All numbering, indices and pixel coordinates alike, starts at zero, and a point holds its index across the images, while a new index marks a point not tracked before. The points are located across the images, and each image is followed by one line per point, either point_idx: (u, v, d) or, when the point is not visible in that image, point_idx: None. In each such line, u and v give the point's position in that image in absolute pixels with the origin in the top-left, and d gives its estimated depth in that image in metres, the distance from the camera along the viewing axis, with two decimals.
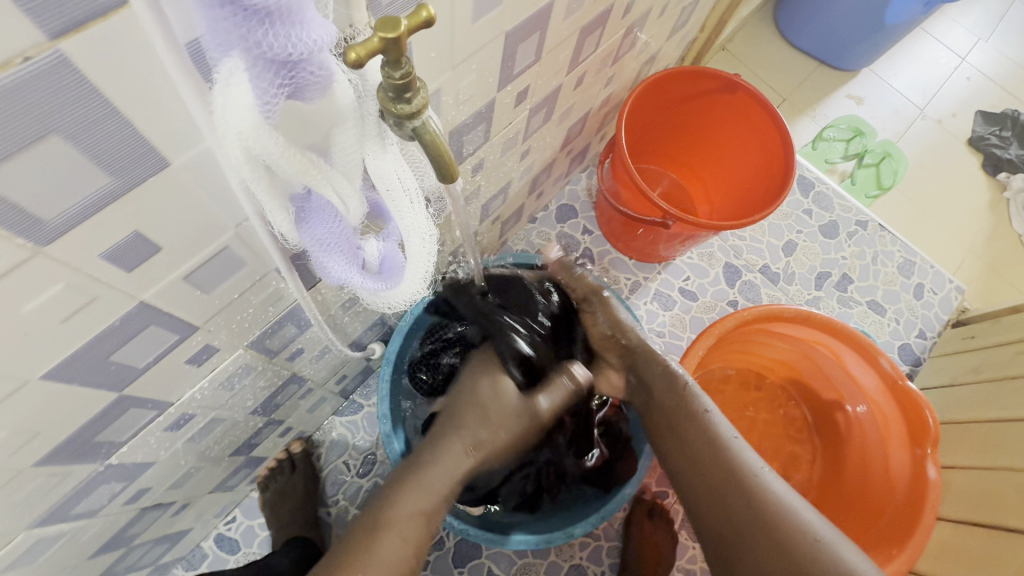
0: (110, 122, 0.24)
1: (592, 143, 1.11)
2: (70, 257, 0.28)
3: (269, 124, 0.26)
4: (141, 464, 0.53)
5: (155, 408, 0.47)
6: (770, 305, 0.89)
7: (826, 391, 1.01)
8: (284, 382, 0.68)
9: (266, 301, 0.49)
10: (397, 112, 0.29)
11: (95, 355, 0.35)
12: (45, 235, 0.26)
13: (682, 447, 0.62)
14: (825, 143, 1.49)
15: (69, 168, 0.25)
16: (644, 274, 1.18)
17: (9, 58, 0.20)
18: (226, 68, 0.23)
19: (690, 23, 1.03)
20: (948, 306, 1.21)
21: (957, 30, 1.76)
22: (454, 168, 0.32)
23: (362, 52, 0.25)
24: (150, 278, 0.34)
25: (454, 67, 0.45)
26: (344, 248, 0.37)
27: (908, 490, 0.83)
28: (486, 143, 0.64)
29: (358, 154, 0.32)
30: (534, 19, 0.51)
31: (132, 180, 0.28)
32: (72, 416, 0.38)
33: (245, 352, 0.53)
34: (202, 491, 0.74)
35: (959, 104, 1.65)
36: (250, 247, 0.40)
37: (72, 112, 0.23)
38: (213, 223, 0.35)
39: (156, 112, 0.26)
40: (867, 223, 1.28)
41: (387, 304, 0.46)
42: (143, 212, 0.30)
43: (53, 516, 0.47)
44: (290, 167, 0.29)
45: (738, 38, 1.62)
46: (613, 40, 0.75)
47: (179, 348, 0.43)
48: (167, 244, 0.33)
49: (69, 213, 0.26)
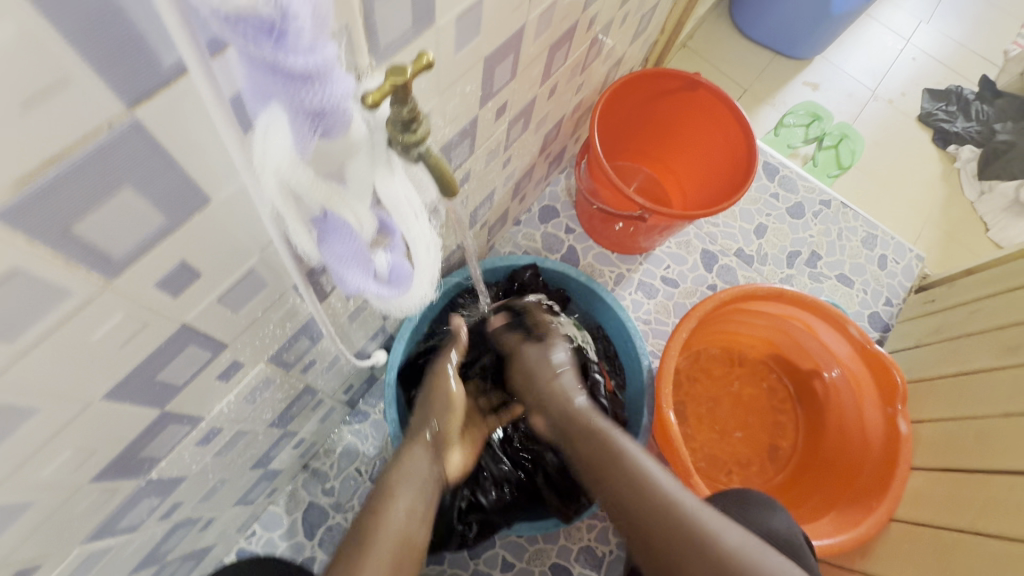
0: (168, 170, 0.29)
1: (567, 146, 1.17)
2: (131, 288, 0.32)
3: (302, 161, 0.30)
4: (175, 479, 0.56)
5: (190, 423, 0.51)
6: (745, 285, 0.95)
7: (804, 361, 1.08)
8: (298, 393, 0.72)
9: (284, 317, 0.53)
10: (404, 141, 0.34)
11: (145, 375, 0.40)
12: (113, 270, 0.30)
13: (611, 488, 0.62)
14: (786, 129, 1.57)
15: (135, 212, 0.29)
16: (627, 266, 1.24)
17: (97, 126, 0.24)
18: (266, 117, 0.28)
19: (650, 27, 1.10)
20: (910, 274, 1.29)
21: (900, 14, 1.87)
22: (454, 184, 0.37)
23: (376, 96, 0.30)
24: (192, 302, 0.38)
25: (441, 92, 0.50)
26: (359, 261, 0.41)
27: (884, 445, 0.90)
28: (471, 156, 0.69)
29: (370, 178, 0.37)
30: (509, 41, 0.56)
31: (181, 218, 0.32)
32: (123, 433, 0.42)
33: (265, 366, 0.57)
34: (225, 505, 0.77)
35: (907, 83, 1.75)
36: (273, 268, 0.44)
37: (140, 165, 0.27)
38: (242, 249, 0.39)
39: (204, 157, 0.30)
40: (831, 201, 1.36)
41: (396, 310, 0.50)
42: (189, 244, 0.34)
43: (102, 531, 0.50)
44: (316, 195, 0.33)
45: (697, 36, 1.69)
46: (580, 50, 0.80)
47: (211, 365, 0.47)
48: (206, 270, 0.37)
49: (131, 249, 0.30)
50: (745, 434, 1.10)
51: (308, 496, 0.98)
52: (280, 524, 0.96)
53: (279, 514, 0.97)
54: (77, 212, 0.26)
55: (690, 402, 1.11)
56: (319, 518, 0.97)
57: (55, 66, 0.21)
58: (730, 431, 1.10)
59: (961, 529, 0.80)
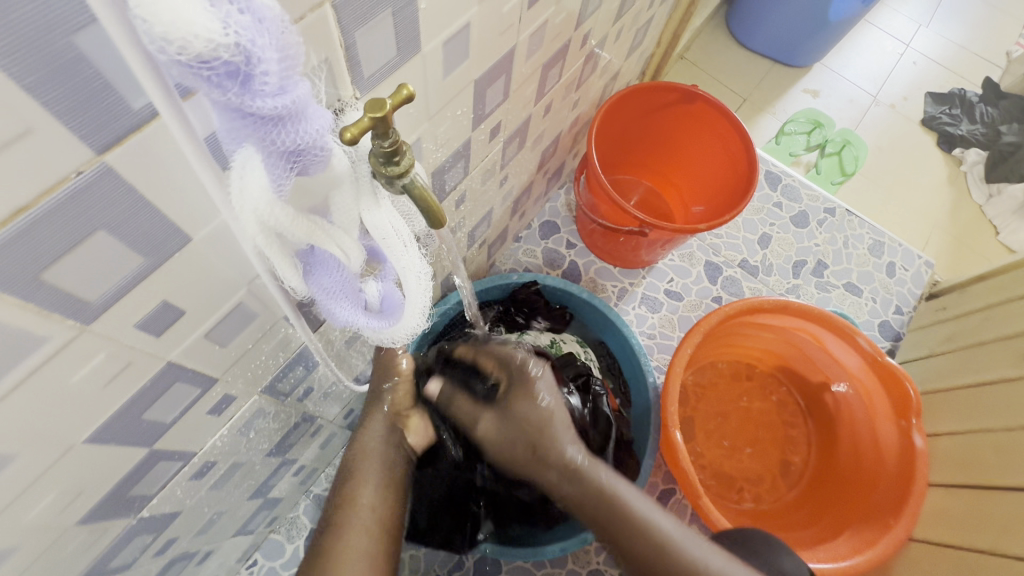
0: (144, 211, 0.28)
1: (566, 161, 1.16)
2: (111, 330, 0.32)
3: (280, 200, 0.30)
4: (169, 514, 0.55)
5: (181, 459, 0.50)
6: (749, 298, 0.94)
7: (813, 374, 1.06)
8: (295, 421, 0.71)
9: (276, 348, 0.52)
10: (388, 174, 0.33)
11: (130, 415, 0.39)
12: (90, 314, 0.30)
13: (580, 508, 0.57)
14: (787, 137, 1.56)
15: (110, 255, 0.28)
16: (630, 280, 1.22)
17: (65, 173, 0.23)
18: (241, 157, 0.27)
19: (646, 40, 1.10)
20: (919, 281, 1.27)
21: (899, 19, 1.86)
22: (441, 215, 0.36)
23: (356, 131, 0.29)
24: (175, 340, 0.38)
25: (430, 117, 0.50)
26: (348, 293, 0.41)
27: (898, 461, 0.87)
28: (466, 177, 0.68)
29: (355, 210, 0.37)
30: (499, 63, 0.55)
31: (161, 258, 0.31)
32: (110, 473, 0.41)
33: (259, 397, 0.56)
34: (224, 536, 0.76)
35: (909, 88, 1.73)
36: (261, 300, 0.44)
37: (113, 208, 0.27)
38: (228, 284, 0.38)
39: (180, 196, 0.29)
40: (835, 209, 1.34)
41: (390, 340, 0.50)
42: (170, 283, 0.33)
43: (92, 572, 0.49)
44: (298, 232, 0.32)
45: (694, 46, 1.69)
46: (574, 67, 0.80)
47: (201, 400, 0.46)
48: (190, 307, 0.37)
49: (108, 292, 0.30)
50: (755, 451, 1.08)
51: (311, 523, 0.97)
52: (283, 552, 0.95)
53: (282, 542, 0.95)
54: (48, 259, 0.25)
55: (697, 418, 1.09)
56: None
57: (16, 117, 0.21)
58: (740, 447, 1.07)
59: (979, 548, 0.77)
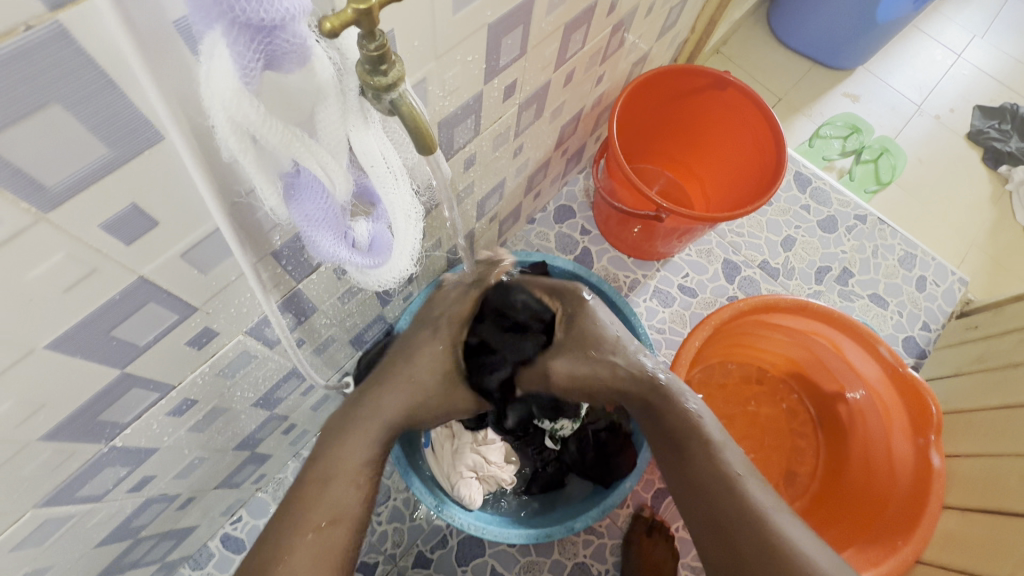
0: (106, 92, 0.27)
1: (587, 144, 1.13)
2: (73, 226, 0.30)
3: (249, 92, 0.28)
4: (145, 449, 0.54)
5: (157, 391, 0.49)
6: (766, 295, 0.89)
7: (829, 383, 1.00)
8: (285, 374, 0.70)
9: (263, 287, 0.51)
10: (374, 84, 0.31)
11: (98, 328, 0.37)
12: (47, 202, 0.28)
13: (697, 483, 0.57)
14: (822, 141, 1.50)
15: (69, 138, 0.27)
16: (643, 272, 1.19)
17: (12, 26, 0.22)
18: (209, 40, 0.26)
19: (679, 23, 1.06)
20: (951, 298, 1.20)
21: (952, 28, 1.77)
22: (431, 138, 0.34)
23: (336, 22, 0.27)
24: (148, 253, 0.36)
25: (438, 57, 0.47)
26: (332, 225, 0.39)
27: (913, 479, 0.82)
28: (476, 137, 0.66)
29: (341, 130, 0.34)
30: (516, 11, 0.53)
31: (128, 153, 0.30)
32: (75, 391, 0.40)
33: (244, 339, 0.54)
34: (207, 486, 0.76)
35: (957, 99, 1.65)
36: (246, 228, 0.42)
37: (70, 82, 0.25)
38: (207, 202, 0.37)
39: (150, 85, 0.28)
40: (866, 217, 1.28)
41: (378, 285, 0.48)
42: (141, 186, 0.32)
43: (60, 497, 0.49)
44: (274, 137, 0.30)
45: (732, 42, 1.64)
46: (600, 36, 0.77)
47: (178, 329, 0.45)
48: (165, 219, 0.35)
49: (69, 180, 0.28)
50: (761, 457, 1.03)
51: None
52: (267, 511, 0.94)
53: (267, 501, 0.95)
54: None
55: None
56: None
57: None
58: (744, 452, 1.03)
59: None
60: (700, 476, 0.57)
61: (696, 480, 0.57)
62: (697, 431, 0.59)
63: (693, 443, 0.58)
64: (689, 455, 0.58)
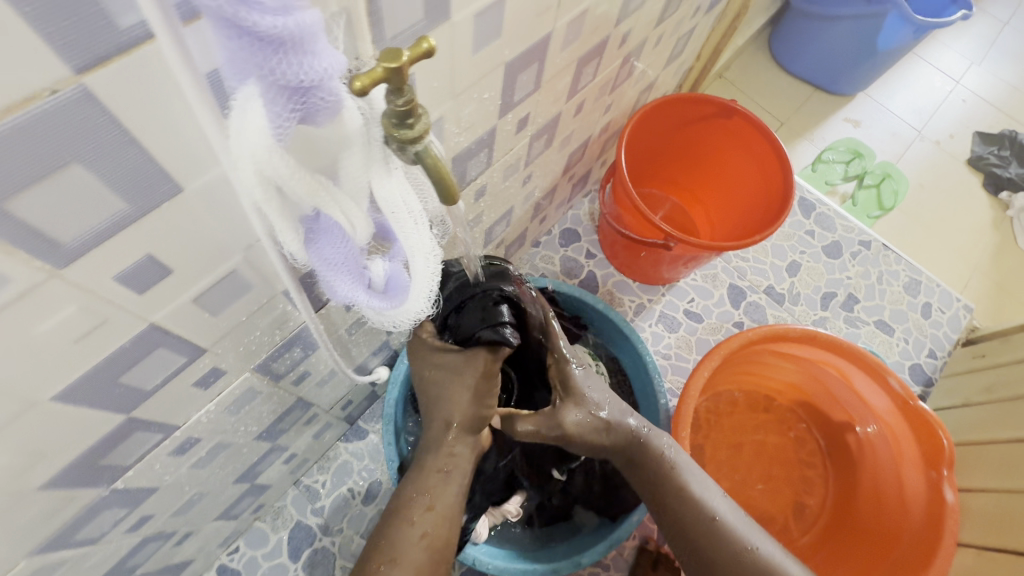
0: (128, 148, 0.26)
1: (593, 168, 1.13)
2: (86, 279, 0.29)
3: (280, 146, 0.28)
4: (145, 489, 0.53)
5: (160, 432, 0.47)
6: (775, 325, 0.88)
7: (837, 413, 0.99)
8: (289, 406, 0.68)
9: (272, 325, 0.49)
10: (400, 137, 0.31)
11: (105, 376, 0.36)
12: (61, 258, 0.27)
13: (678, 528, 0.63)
14: (824, 165, 1.51)
15: (87, 194, 0.26)
16: (648, 296, 1.18)
17: (37, 90, 0.21)
18: (242, 95, 0.25)
19: (686, 52, 1.06)
20: (957, 325, 1.20)
21: (950, 55, 1.80)
22: (455, 189, 0.33)
23: (366, 81, 0.26)
24: (160, 300, 0.35)
25: (455, 96, 0.47)
26: (350, 268, 0.38)
27: (925, 513, 0.81)
28: (488, 169, 0.66)
29: (365, 177, 0.34)
30: (533, 49, 0.53)
31: (146, 205, 0.29)
32: (78, 438, 0.39)
33: (250, 375, 0.53)
34: (206, 519, 0.74)
35: (956, 125, 1.67)
36: (258, 270, 0.41)
37: (92, 141, 0.24)
38: (222, 246, 0.36)
39: (173, 140, 0.27)
40: (871, 243, 1.28)
41: (391, 326, 0.46)
42: (156, 237, 0.31)
43: (56, 542, 0.47)
44: (300, 188, 0.30)
45: (734, 66, 1.65)
46: (610, 68, 0.77)
47: (186, 371, 0.43)
48: (178, 267, 0.34)
49: (85, 235, 0.27)
50: (768, 487, 1.02)
51: (297, 515, 0.94)
52: (265, 542, 0.92)
53: (265, 531, 0.92)
54: (13, 187, 0.23)
55: (708, 447, 1.03)
56: (306, 540, 0.92)
57: None
58: (752, 482, 1.01)
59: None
60: (680, 525, 0.62)
61: (679, 529, 0.62)
62: (672, 480, 0.63)
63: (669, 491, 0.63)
64: (670, 507, 0.63)
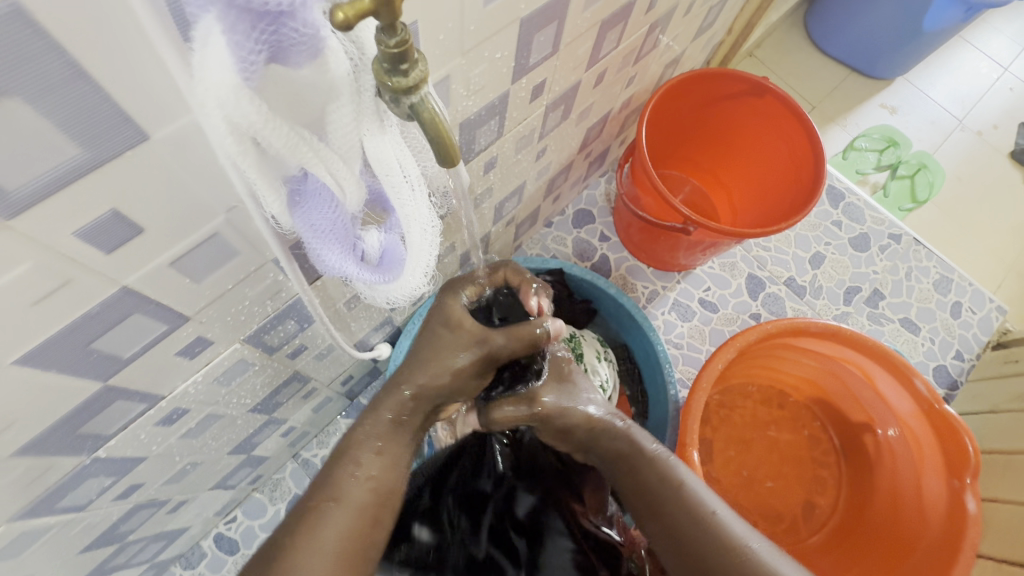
0: (77, 83, 0.23)
1: (611, 146, 1.08)
2: (40, 234, 0.26)
3: (249, 89, 0.24)
4: (131, 459, 0.51)
5: (145, 401, 0.45)
6: (796, 318, 0.84)
7: (855, 413, 0.95)
8: (285, 380, 0.66)
9: (263, 295, 0.47)
10: (392, 86, 0.27)
11: (76, 341, 0.34)
12: (9, 209, 0.24)
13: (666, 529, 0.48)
14: (856, 153, 1.43)
15: (30, 136, 0.23)
16: (663, 283, 1.14)
17: None
18: (203, 24, 0.22)
19: (717, 24, 1.00)
20: (988, 327, 1.14)
21: (999, 39, 1.69)
22: (455, 151, 0.29)
23: (350, 12, 0.23)
24: (133, 262, 0.32)
25: (464, 53, 0.43)
26: (339, 237, 0.35)
27: (945, 522, 0.77)
28: (499, 139, 0.62)
29: (355, 134, 0.30)
30: (551, 6, 0.48)
31: (106, 154, 0.26)
32: (51, 404, 0.36)
33: (241, 346, 0.51)
34: (201, 489, 0.73)
35: (1001, 115, 1.57)
36: (245, 235, 0.38)
37: (29, 71, 0.21)
38: (201, 206, 0.33)
39: (132, 77, 0.24)
40: (901, 236, 1.21)
41: (386, 301, 0.44)
42: (122, 191, 0.28)
43: (37, 509, 0.46)
44: (276, 140, 0.26)
45: (766, 45, 1.56)
46: (635, 35, 0.71)
47: (168, 340, 0.41)
48: (150, 226, 0.31)
49: (34, 184, 0.24)
50: (778, 486, 0.98)
51: (295, 487, 0.93)
52: (263, 513, 0.91)
53: (263, 502, 0.92)
54: None
55: (717, 440, 1.00)
56: None
57: None
58: (762, 480, 0.98)
59: None
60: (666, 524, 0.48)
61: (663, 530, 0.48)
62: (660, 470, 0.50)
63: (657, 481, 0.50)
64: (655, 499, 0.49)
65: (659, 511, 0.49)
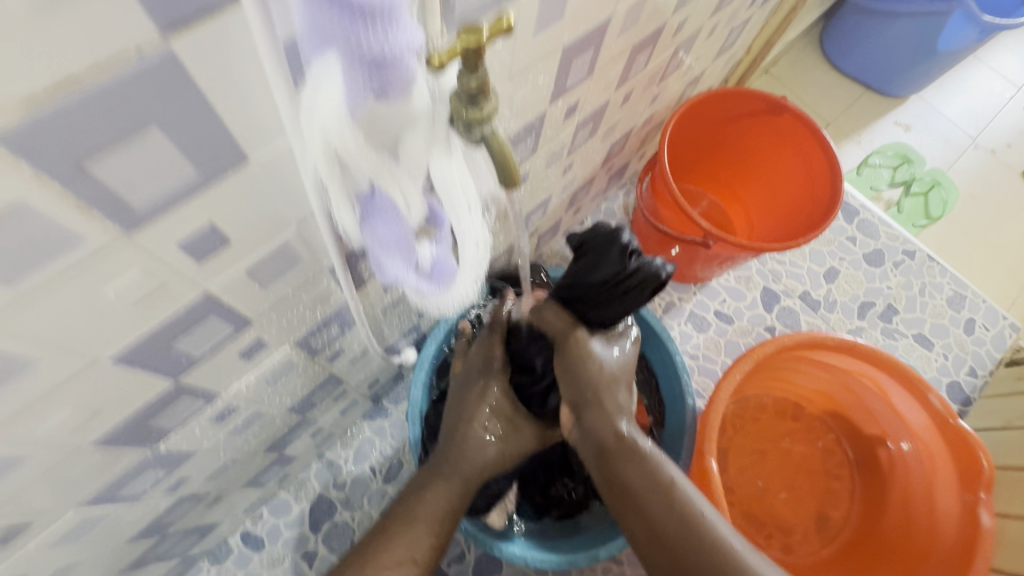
0: (203, 115, 0.26)
1: (631, 161, 1.11)
2: (150, 244, 0.29)
3: (352, 123, 0.28)
4: (184, 453, 0.54)
5: (204, 399, 0.48)
6: (813, 332, 0.86)
7: (869, 426, 0.97)
8: (321, 381, 0.69)
9: (315, 300, 0.50)
10: (468, 117, 0.30)
11: (160, 340, 0.37)
12: (132, 222, 0.27)
13: (653, 527, 0.55)
14: (870, 170, 1.45)
15: (159, 160, 0.26)
16: (679, 295, 1.16)
17: (123, 50, 0.21)
18: (319, 67, 0.26)
19: (737, 44, 1.03)
20: (1001, 344, 1.15)
21: (1012, 59, 1.71)
22: (517, 175, 0.32)
23: (444, 57, 0.27)
24: (217, 269, 0.35)
25: (512, 79, 0.46)
26: (401, 249, 0.37)
27: (958, 535, 0.78)
28: (533, 155, 0.65)
29: (426, 157, 0.33)
30: (591, 33, 0.51)
31: (214, 173, 0.29)
32: (129, 398, 0.39)
33: (290, 348, 0.54)
34: (235, 485, 0.75)
35: (1014, 134, 1.58)
36: (309, 245, 0.41)
37: (169, 104, 0.24)
38: (279, 219, 0.36)
39: (245, 108, 0.27)
40: (915, 253, 1.23)
41: (437, 308, 0.46)
42: (220, 206, 0.31)
43: (101, 498, 0.48)
44: (364, 165, 0.30)
45: (781, 62, 1.59)
46: (662, 57, 0.74)
47: (232, 341, 0.44)
48: (236, 237, 0.34)
49: (154, 201, 0.27)
50: (791, 497, 1.00)
51: (319, 487, 0.96)
52: (288, 511, 0.94)
53: (288, 501, 0.94)
54: (93, 146, 0.23)
55: (732, 451, 1.02)
56: (327, 512, 0.94)
57: None
58: (775, 490, 1.00)
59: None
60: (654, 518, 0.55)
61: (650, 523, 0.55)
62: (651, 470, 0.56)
63: (650, 481, 0.56)
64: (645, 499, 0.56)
65: (643, 502, 0.56)
